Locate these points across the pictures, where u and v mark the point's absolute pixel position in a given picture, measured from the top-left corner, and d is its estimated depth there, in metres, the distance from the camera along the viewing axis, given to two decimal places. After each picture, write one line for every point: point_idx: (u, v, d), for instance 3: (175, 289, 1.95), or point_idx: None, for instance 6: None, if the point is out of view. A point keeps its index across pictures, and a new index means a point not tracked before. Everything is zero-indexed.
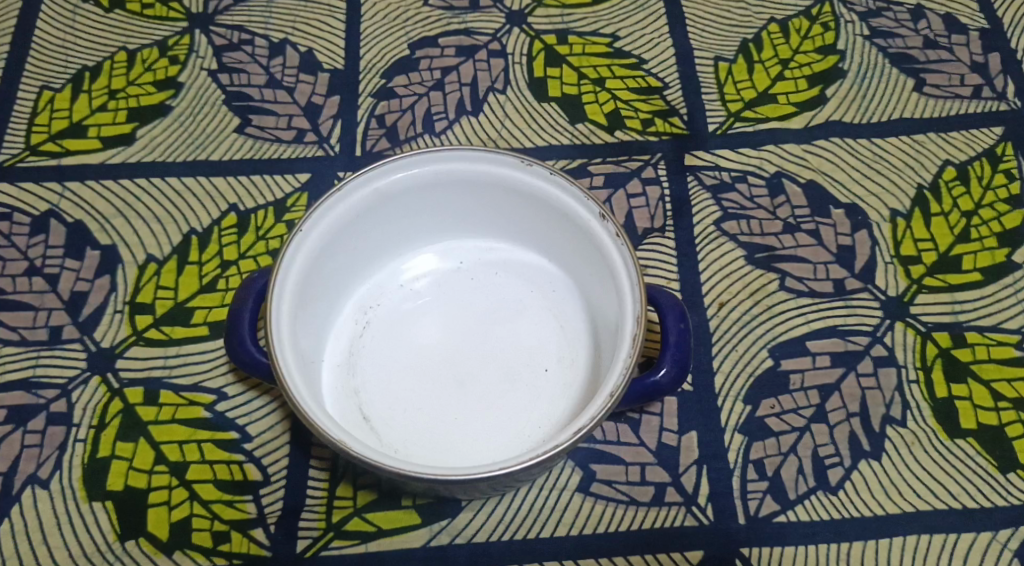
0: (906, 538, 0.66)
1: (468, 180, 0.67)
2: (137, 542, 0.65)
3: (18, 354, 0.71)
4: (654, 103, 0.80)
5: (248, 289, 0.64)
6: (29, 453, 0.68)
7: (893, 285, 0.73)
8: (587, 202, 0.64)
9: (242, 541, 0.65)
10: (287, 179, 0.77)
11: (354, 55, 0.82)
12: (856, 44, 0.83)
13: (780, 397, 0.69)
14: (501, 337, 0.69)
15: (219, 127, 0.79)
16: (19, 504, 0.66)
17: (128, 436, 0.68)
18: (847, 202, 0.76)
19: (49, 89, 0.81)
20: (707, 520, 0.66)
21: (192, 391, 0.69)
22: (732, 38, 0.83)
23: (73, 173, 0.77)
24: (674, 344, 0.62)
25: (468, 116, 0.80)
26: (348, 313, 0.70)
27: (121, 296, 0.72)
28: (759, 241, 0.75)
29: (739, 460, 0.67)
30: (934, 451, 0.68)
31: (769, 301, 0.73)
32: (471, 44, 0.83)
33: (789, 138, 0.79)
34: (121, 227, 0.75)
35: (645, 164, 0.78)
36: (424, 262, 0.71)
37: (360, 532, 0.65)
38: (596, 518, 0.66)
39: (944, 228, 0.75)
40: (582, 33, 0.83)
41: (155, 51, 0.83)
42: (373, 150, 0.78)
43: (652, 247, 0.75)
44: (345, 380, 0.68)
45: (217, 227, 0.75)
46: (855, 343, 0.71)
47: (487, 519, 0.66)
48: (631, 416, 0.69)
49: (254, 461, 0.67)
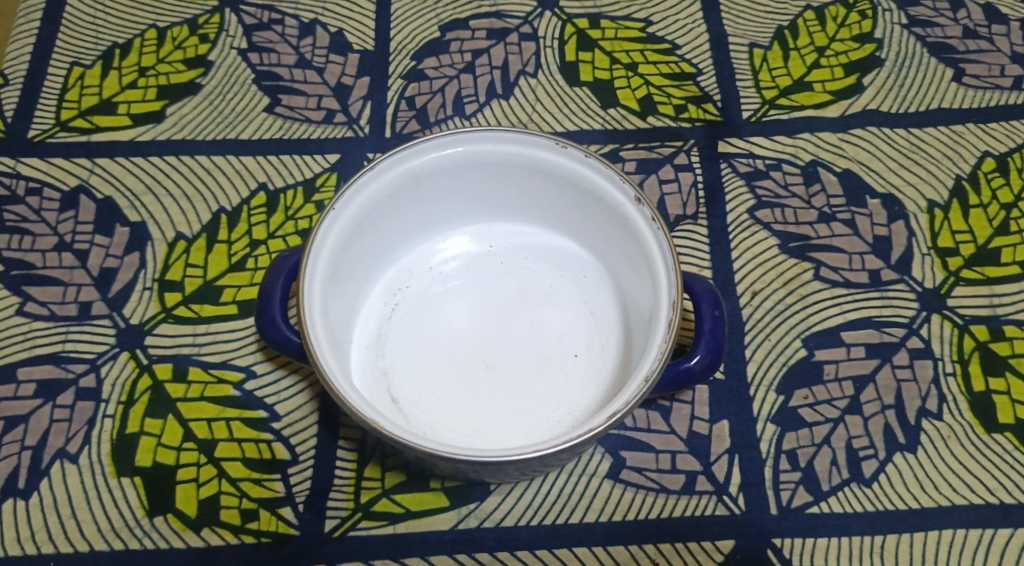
0: (941, 533, 0.65)
1: (502, 162, 0.66)
2: (165, 519, 0.65)
3: (48, 329, 0.70)
4: (687, 90, 0.79)
5: (279, 267, 0.63)
6: (58, 427, 0.67)
7: (929, 277, 0.72)
8: (622, 186, 0.64)
9: (270, 520, 0.65)
10: (316, 159, 0.76)
11: (385, 36, 0.81)
12: (894, 33, 0.82)
13: (813, 388, 0.68)
14: (530, 322, 0.68)
15: (249, 106, 0.78)
16: (48, 478, 0.66)
17: (156, 412, 0.68)
18: (884, 192, 0.75)
19: (79, 65, 0.80)
20: (738, 509, 0.65)
21: (220, 369, 0.69)
22: (767, 25, 0.82)
23: (103, 150, 0.77)
24: (708, 331, 0.62)
25: (499, 99, 0.79)
26: (377, 294, 0.69)
27: (151, 273, 0.72)
28: (794, 230, 0.74)
29: (771, 450, 0.67)
30: (970, 445, 0.67)
31: (804, 291, 0.72)
32: (502, 27, 0.82)
33: (824, 126, 0.78)
34: (150, 204, 0.75)
35: (678, 151, 0.77)
36: (454, 245, 0.71)
37: (388, 514, 0.65)
38: (626, 504, 0.65)
39: (983, 221, 0.74)
40: (614, 17, 0.82)
41: (185, 29, 0.82)
42: (403, 132, 0.78)
43: (685, 234, 0.74)
44: (373, 361, 0.67)
45: (247, 206, 0.74)
46: (890, 334, 0.70)
47: (515, 504, 0.65)
48: (661, 403, 0.68)
49: (282, 440, 0.67)
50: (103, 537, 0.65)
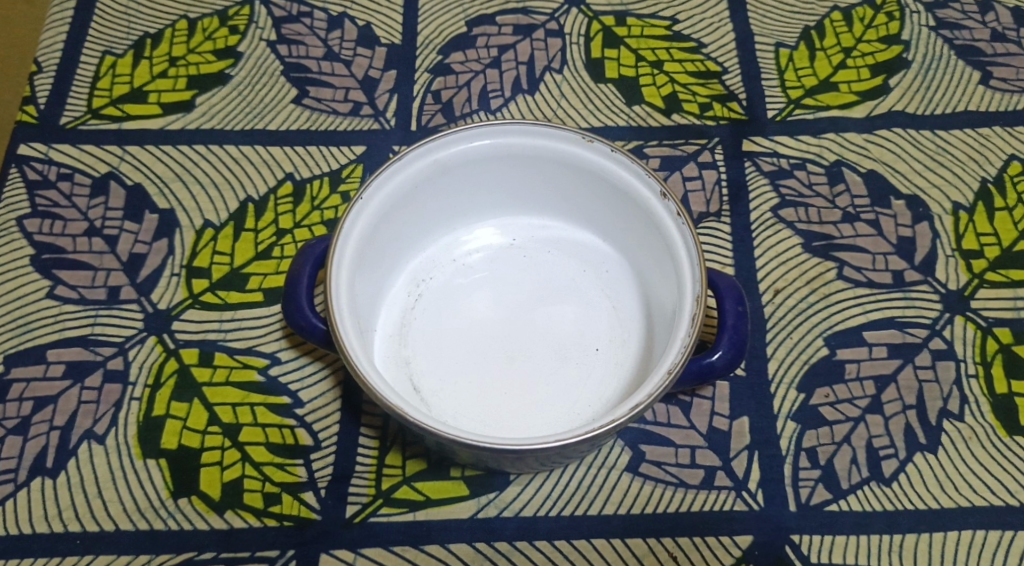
0: (961, 533, 0.65)
1: (528, 155, 0.67)
2: (190, 500, 0.66)
3: (77, 312, 0.71)
4: (712, 88, 0.80)
5: (306, 254, 0.64)
6: (86, 408, 0.68)
7: (953, 279, 0.72)
8: (649, 180, 0.64)
9: (292, 504, 0.65)
10: (343, 151, 0.77)
11: (412, 31, 0.82)
12: (922, 35, 0.82)
13: (834, 387, 0.69)
14: (552, 314, 0.69)
15: (276, 97, 0.79)
16: (75, 458, 0.67)
17: (183, 396, 0.68)
18: (908, 193, 0.75)
19: (111, 54, 0.81)
20: (757, 505, 0.65)
21: (245, 355, 0.70)
22: (794, 25, 0.82)
23: (134, 138, 0.78)
24: (731, 326, 0.62)
25: (524, 94, 0.80)
26: (401, 284, 0.70)
27: (179, 260, 0.73)
28: (817, 229, 0.74)
29: (791, 448, 0.67)
30: (991, 446, 0.67)
31: (826, 290, 0.72)
32: (529, 23, 0.83)
33: (849, 127, 0.78)
34: (179, 191, 0.76)
35: (702, 148, 0.77)
36: (478, 237, 0.71)
37: (409, 502, 0.65)
38: (644, 497, 0.66)
39: (1008, 224, 0.74)
40: (641, 15, 0.83)
41: (216, 20, 0.83)
42: (428, 125, 0.78)
43: (708, 230, 0.74)
44: (396, 350, 0.68)
45: (273, 196, 0.75)
46: (913, 335, 0.70)
47: (535, 494, 0.66)
48: (682, 398, 0.68)
49: (305, 426, 0.68)
50: (129, 517, 0.66)
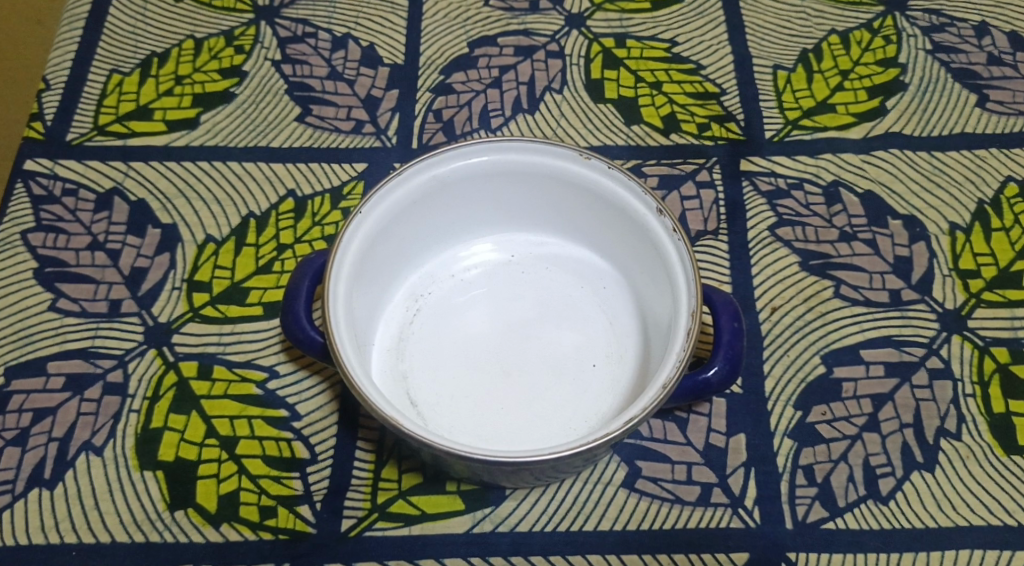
0: (959, 552, 0.64)
1: (526, 171, 0.67)
2: (186, 513, 0.66)
3: (78, 325, 0.72)
4: (711, 109, 0.80)
5: (305, 267, 0.65)
6: (84, 420, 0.69)
7: (950, 298, 0.72)
8: (644, 197, 0.65)
9: (289, 518, 0.66)
10: (344, 168, 0.78)
11: (415, 51, 0.83)
12: (918, 58, 0.82)
13: (831, 405, 0.69)
14: (549, 329, 0.69)
15: (280, 116, 0.80)
16: (73, 469, 0.67)
17: (181, 408, 0.69)
18: (905, 214, 0.76)
19: (119, 72, 0.82)
20: (753, 522, 0.65)
21: (244, 368, 0.70)
22: (791, 48, 0.83)
23: (138, 154, 0.79)
24: (726, 342, 0.62)
25: (524, 114, 0.80)
26: (399, 299, 0.70)
27: (180, 273, 0.74)
28: (814, 248, 0.74)
29: (788, 465, 0.67)
30: (988, 465, 0.67)
31: (823, 308, 0.72)
32: (529, 44, 0.84)
33: (846, 148, 0.78)
34: (182, 207, 0.76)
35: (701, 168, 0.77)
36: (477, 253, 0.72)
37: (404, 516, 0.66)
38: (640, 514, 0.66)
39: (1004, 244, 0.74)
40: (639, 37, 0.84)
41: (222, 41, 0.84)
42: (429, 143, 0.79)
43: (706, 248, 0.74)
44: (394, 364, 0.68)
45: (275, 211, 0.76)
46: (909, 353, 0.70)
47: (531, 509, 0.66)
48: (678, 415, 0.68)
49: (302, 438, 0.68)
50: (125, 529, 0.66)
